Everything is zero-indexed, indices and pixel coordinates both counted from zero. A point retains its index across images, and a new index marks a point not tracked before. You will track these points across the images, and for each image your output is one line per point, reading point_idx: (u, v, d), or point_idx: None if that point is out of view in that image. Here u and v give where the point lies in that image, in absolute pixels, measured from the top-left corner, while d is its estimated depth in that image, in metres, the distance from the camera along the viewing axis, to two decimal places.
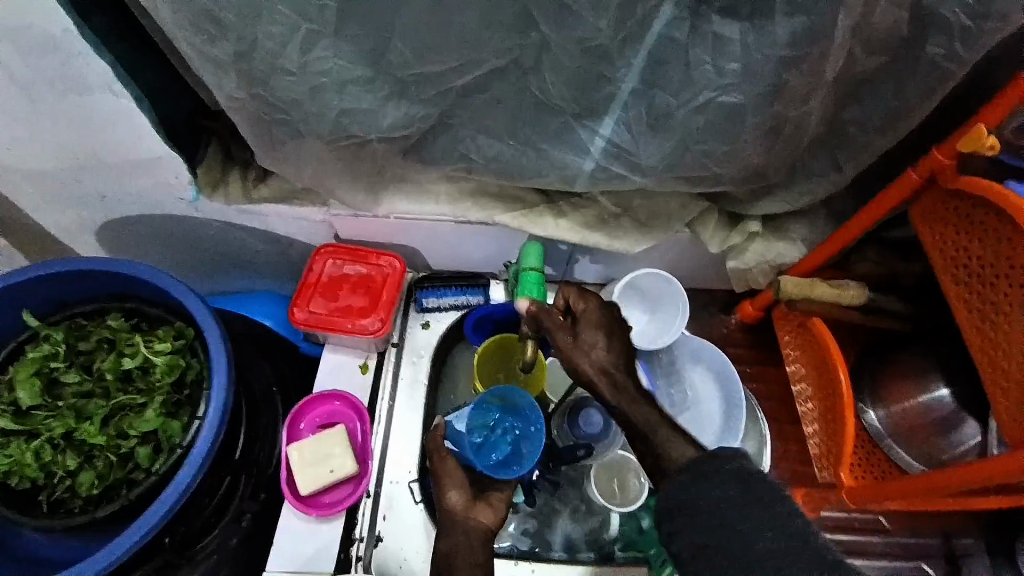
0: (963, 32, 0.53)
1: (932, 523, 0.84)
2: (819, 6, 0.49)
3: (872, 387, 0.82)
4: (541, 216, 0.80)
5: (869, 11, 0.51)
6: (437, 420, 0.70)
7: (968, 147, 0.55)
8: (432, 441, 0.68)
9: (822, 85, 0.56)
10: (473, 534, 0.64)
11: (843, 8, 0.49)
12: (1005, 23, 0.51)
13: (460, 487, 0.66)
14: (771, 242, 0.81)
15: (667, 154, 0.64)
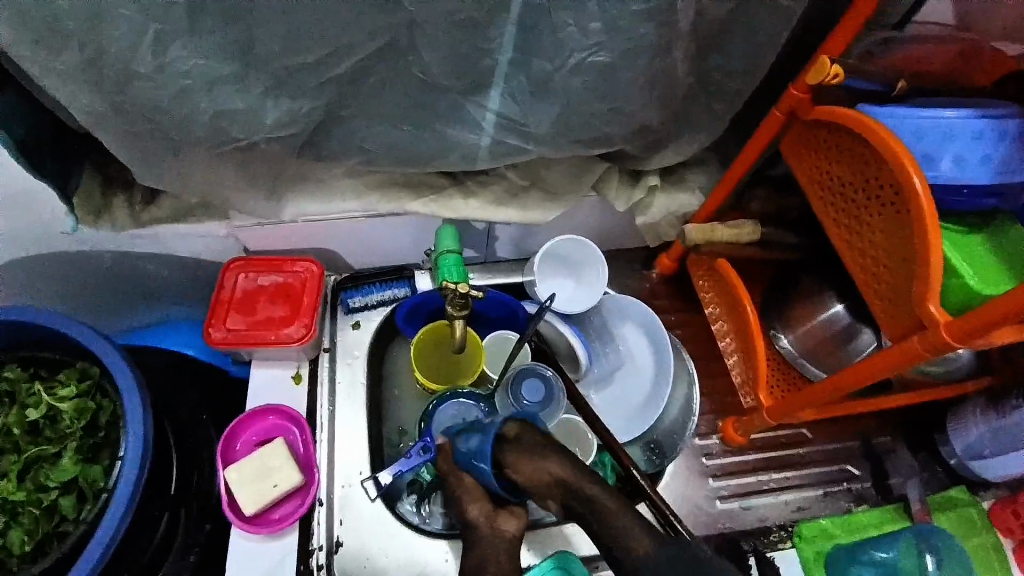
0: None
1: (851, 427, 0.92)
2: None
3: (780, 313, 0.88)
4: (450, 199, 0.80)
5: None
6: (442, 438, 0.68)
7: (815, 79, 0.60)
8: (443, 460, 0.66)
9: (684, 35, 0.59)
10: (497, 542, 0.60)
11: None
12: None
13: (478, 499, 0.62)
14: (673, 194, 0.87)
15: (556, 119, 0.66)
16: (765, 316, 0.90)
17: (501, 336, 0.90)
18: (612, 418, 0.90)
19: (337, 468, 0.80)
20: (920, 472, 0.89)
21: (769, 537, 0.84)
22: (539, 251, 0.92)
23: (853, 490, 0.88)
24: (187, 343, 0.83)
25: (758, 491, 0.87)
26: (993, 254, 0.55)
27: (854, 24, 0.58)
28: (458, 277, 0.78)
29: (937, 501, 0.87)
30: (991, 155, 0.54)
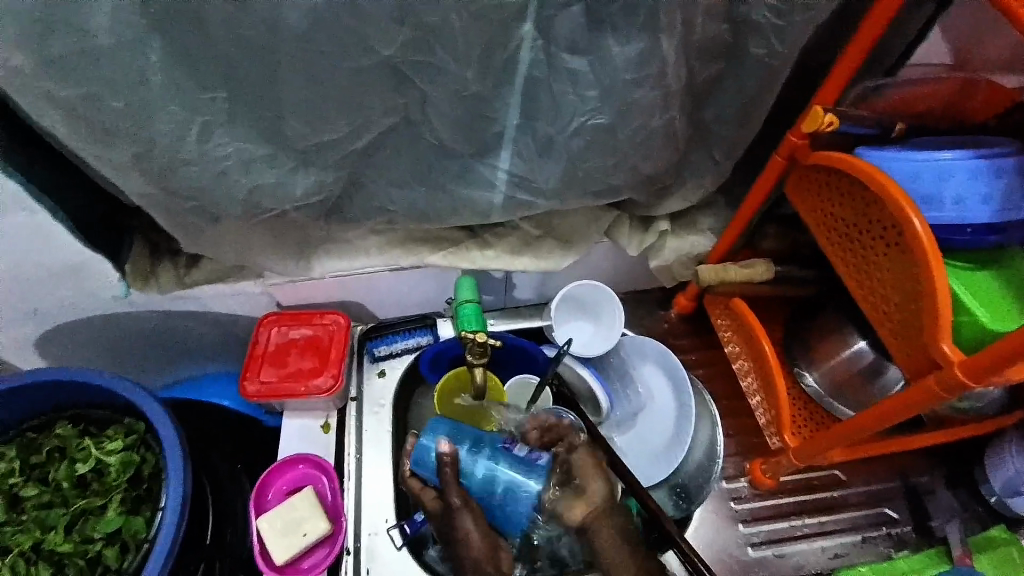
0: (775, 31, 0.61)
1: (885, 466, 0.89)
2: (640, 32, 0.56)
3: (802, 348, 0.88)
4: (467, 251, 0.85)
5: (690, 26, 0.58)
6: (447, 453, 0.72)
7: (810, 127, 0.63)
8: (449, 478, 0.71)
9: (677, 94, 0.63)
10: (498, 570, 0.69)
11: (666, 30, 0.57)
12: (806, 17, 0.60)
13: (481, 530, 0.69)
14: (684, 236, 0.89)
15: (562, 175, 0.70)
16: (786, 353, 0.89)
17: (523, 378, 0.92)
18: (634, 457, 0.90)
19: (364, 517, 0.81)
20: (963, 512, 0.85)
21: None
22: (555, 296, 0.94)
23: (892, 535, 0.85)
24: (222, 395, 0.87)
25: (791, 537, 0.84)
26: (1007, 288, 0.55)
27: (843, 76, 0.60)
28: (478, 325, 0.81)
29: (978, 542, 0.81)
30: (997, 192, 0.54)
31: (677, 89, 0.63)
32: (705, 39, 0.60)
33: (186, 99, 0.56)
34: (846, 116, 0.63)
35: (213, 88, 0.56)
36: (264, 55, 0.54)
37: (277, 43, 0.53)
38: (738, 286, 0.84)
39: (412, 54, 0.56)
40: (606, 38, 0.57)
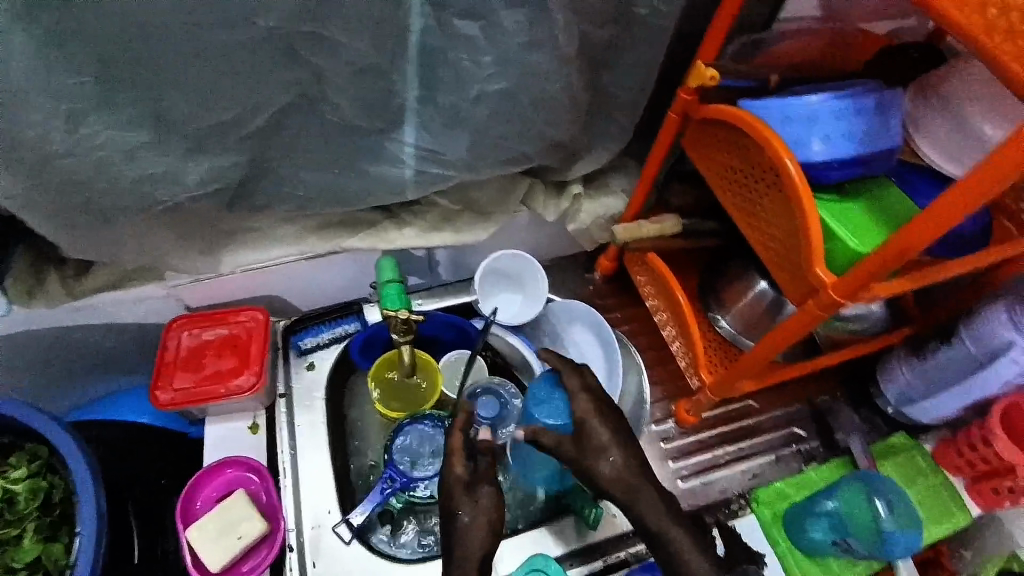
0: None
1: (794, 393, 0.99)
2: None
3: (715, 296, 0.94)
4: (386, 231, 0.84)
5: None
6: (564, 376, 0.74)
7: (695, 83, 0.66)
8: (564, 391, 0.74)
9: (573, 58, 0.65)
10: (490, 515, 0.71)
11: None
12: None
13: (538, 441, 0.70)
14: (597, 199, 0.93)
15: (469, 145, 0.70)
16: (701, 301, 0.95)
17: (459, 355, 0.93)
18: None
19: (305, 511, 0.80)
20: (863, 425, 0.96)
21: (730, 507, 0.87)
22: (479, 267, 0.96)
23: (802, 451, 0.94)
24: (143, 412, 0.82)
25: (715, 466, 0.91)
26: (873, 214, 0.60)
27: (720, 33, 0.64)
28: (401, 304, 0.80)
29: (881, 450, 0.91)
30: (858, 129, 0.60)
31: (573, 53, 0.64)
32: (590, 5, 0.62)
33: (50, 85, 0.51)
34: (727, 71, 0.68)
35: (78, 71, 0.51)
36: (137, 33, 0.51)
37: (145, 18, 0.50)
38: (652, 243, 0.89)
39: (297, 25, 0.54)
40: (495, 3, 0.57)
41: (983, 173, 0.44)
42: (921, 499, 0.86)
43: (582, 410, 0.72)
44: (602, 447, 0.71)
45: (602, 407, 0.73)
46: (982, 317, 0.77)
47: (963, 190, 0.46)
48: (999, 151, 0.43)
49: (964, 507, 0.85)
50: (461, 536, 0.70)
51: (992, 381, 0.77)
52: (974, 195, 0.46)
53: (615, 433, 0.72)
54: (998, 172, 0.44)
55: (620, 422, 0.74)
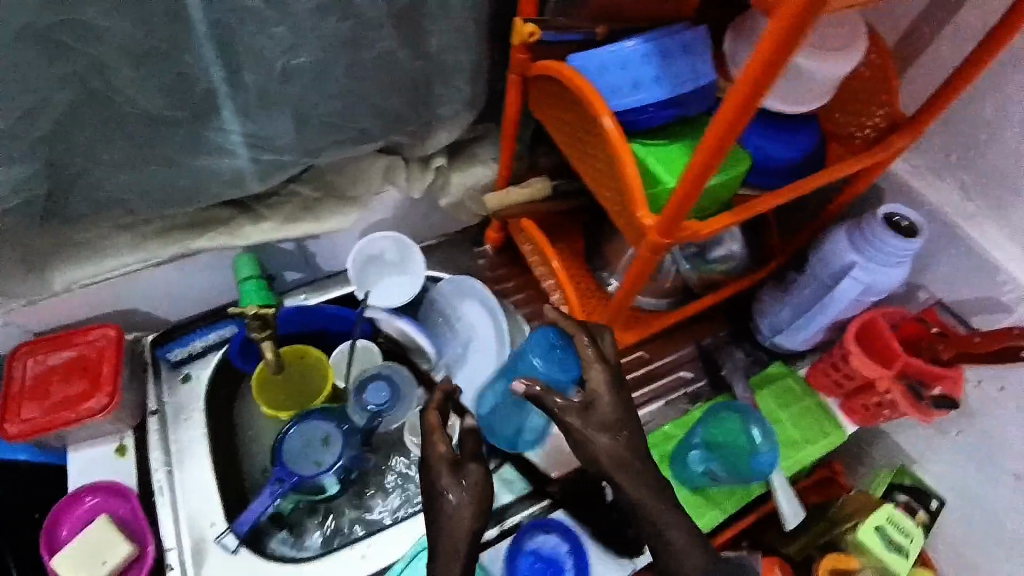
0: None
1: (684, 338, 1.03)
2: None
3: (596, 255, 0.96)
4: (239, 226, 0.80)
5: None
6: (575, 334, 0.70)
7: (518, 40, 0.65)
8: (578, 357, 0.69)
9: (385, 25, 0.63)
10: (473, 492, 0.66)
11: None
12: None
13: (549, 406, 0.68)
14: (466, 170, 0.92)
15: (294, 126, 0.67)
16: (585, 261, 0.97)
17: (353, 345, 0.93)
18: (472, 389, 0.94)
19: (187, 529, 0.77)
20: (750, 361, 1.00)
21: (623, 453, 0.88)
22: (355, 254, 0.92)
23: (690, 392, 0.98)
24: (19, 449, 0.77)
25: None
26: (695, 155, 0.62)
27: None
28: (262, 299, 0.77)
29: (760, 380, 0.96)
30: (667, 72, 0.60)
31: (382, 19, 0.62)
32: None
33: None
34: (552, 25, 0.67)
35: None
36: None
37: None
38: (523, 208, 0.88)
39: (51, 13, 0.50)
40: None
41: (744, 84, 0.46)
42: (799, 421, 0.91)
43: (593, 384, 0.68)
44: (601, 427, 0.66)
45: (612, 379, 0.68)
46: (829, 242, 0.80)
47: (731, 105, 0.48)
48: (752, 62, 0.45)
49: (837, 424, 0.91)
50: (444, 516, 0.66)
51: (839, 301, 0.81)
52: (739, 110, 0.47)
53: (625, 412, 0.68)
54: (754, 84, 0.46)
55: (630, 405, 0.68)
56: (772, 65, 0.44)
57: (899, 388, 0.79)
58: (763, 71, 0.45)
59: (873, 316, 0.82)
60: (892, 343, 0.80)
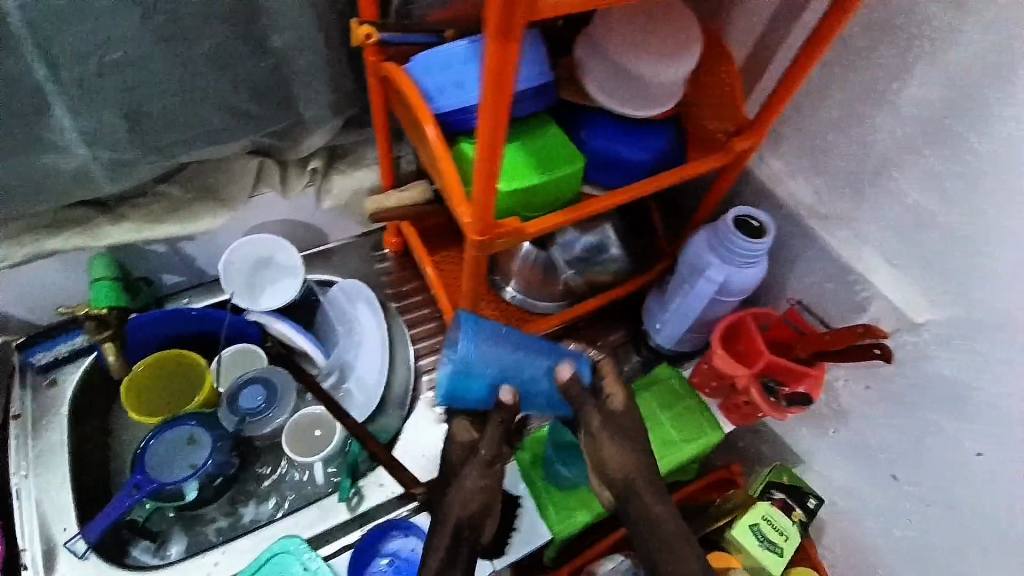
0: None
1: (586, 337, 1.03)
2: None
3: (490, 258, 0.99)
4: (99, 227, 0.80)
5: None
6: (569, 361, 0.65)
7: (355, 41, 0.65)
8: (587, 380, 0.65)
9: (211, 22, 0.65)
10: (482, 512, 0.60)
11: None
12: None
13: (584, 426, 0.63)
14: (349, 173, 0.92)
15: (124, 119, 0.68)
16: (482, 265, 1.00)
17: (235, 350, 0.92)
18: (357, 394, 0.92)
19: (37, 530, 0.76)
20: (642, 363, 1.01)
21: None
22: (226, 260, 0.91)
23: None
24: None
25: None
26: (525, 155, 0.65)
27: None
28: (106, 301, 0.80)
29: (643, 381, 0.96)
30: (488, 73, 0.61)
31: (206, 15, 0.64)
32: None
33: None
34: (389, 27, 0.66)
35: None
36: None
37: None
38: (407, 211, 0.86)
39: None
40: None
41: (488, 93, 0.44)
42: (677, 421, 0.91)
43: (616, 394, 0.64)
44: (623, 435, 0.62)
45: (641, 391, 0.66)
46: (690, 244, 0.82)
47: (485, 130, 0.47)
48: (484, 92, 0.44)
49: (717, 424, 0.91)
50: (450, 500, 0.60)
51: (697, 301, 0.82)
52: (495, 133, 0.47)
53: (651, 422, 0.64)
54: (494, 111, 0.45)
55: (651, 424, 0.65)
56: (503, 90, 0.44)
57: (756, 389, 0.80)
58: (498, 98, 0.44)
59: (738, 317, 0.84)
60: (758, 342, 0.81)
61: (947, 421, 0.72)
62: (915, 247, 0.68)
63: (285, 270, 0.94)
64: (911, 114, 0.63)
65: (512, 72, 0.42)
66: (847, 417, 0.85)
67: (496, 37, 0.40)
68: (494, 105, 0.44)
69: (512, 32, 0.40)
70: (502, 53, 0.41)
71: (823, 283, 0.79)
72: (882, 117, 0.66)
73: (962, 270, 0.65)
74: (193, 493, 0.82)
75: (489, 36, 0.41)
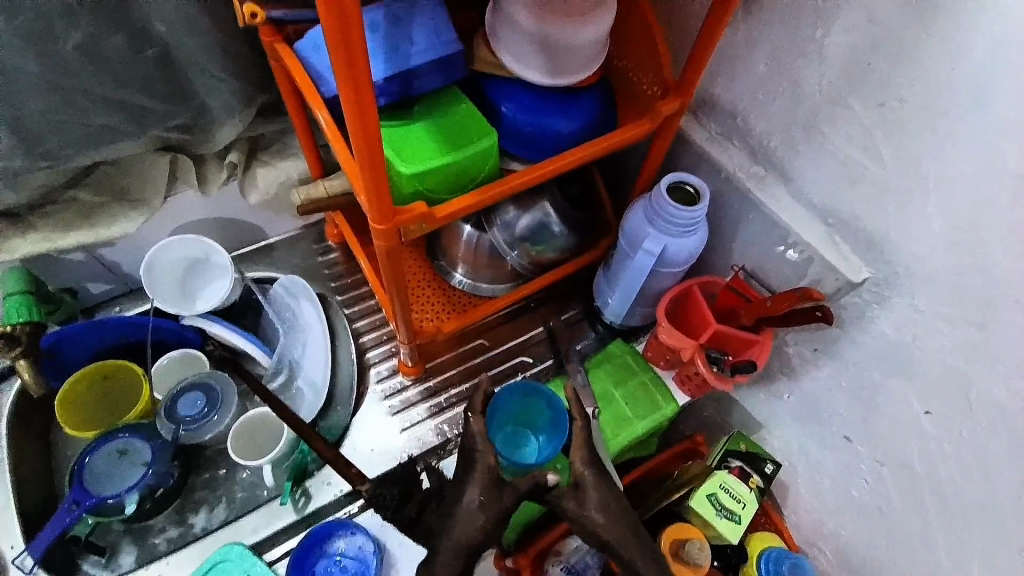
0: None
1: (538, 317, 1.01)
2: None
3: (433, 242, 0.95)
4: (6, 240, 0.76)
5: None
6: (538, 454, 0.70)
7: (240, 21, 0.58)
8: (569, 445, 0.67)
9: (79, 19, 0.59)
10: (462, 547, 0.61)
11: None
12: None
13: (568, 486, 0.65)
14: (275, 165, 0.88)
15: (7, 129, 0.64)
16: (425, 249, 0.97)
17: (170, 358, 0.88)
18: (300, 396, 0.88)
19: None
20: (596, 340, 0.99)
21: (445, 448, 0.89)
22: (148, 268, 0.85)
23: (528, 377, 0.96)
24: None
25: (436, 412, 0.92)
26: (432, 138, 0.62)
27: None
28: (22, 317, 0.76)
29: (595, 359, 0.92)
30: (378, 48, 0.60)
31: (69, 9, 0.58)
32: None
33: None
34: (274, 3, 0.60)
35: None
36: None
37: None
38: (342, 201, 0.80)
39: None
40: None
41: (347, 94, 0.42)
42: (630, 397, 0.88)
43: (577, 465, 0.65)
44: (599, 506, 0.63)
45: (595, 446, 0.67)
46: (630, 216, 0.79)
47: (352, 113, 0.44)
48: (337, 71, 0.41)
49: (670, 396, 0.88)
50: (436, 531, 0.62)
51: (638, 275, 0.80)
52: (366, 129, 0.45)
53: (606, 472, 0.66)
54: (354, 94, 0.42)
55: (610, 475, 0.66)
56: (360, 84, 0.41)
57: (702, 359, 0.78)
58: (353, 75, 0.40)
59: (687, 286, 0.81)
60: (705, 309, 0.78)
61: (889, 379, 0.70)
62: (851, 206, 0.66)
63: (216, 269, 0.91)
64: (836, 65, 0.60)
65: (359, 47, 0.39)
66: (799, 381, 0.83)
67: (326, 12, 0.36)
68: (352, 93, 0.42)
69: (341, 2, 0.36)
70: (338, 29, 0.37)
71: (766, 248, 0.77)
72: (806, 71, 0.63)
73: (893, 225, 0.62)
74: (134, 506, 0.79)
75: (319, 11, 0.37)
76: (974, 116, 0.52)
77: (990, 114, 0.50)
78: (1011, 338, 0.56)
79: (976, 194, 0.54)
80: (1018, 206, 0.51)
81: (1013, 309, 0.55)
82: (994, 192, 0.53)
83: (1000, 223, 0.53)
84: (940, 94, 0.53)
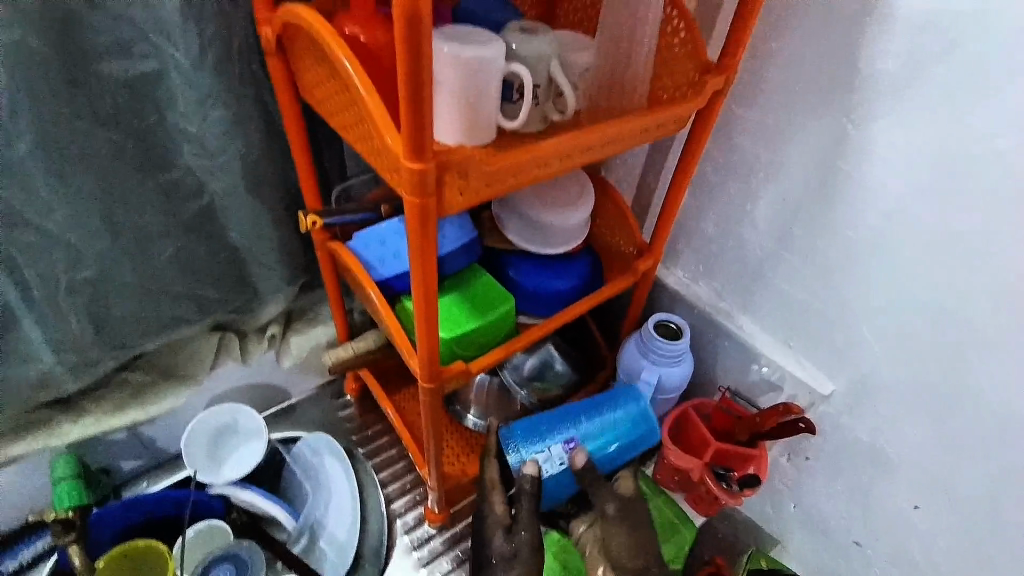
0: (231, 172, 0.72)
1: None
2: (81, 203, 0.65)
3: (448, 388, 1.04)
4: (59, 427, 0.81)
5: (140, 186, 0.68)
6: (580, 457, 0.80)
7: (304, 228, 0.73)
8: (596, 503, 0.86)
9: (170, 232, 0.74)
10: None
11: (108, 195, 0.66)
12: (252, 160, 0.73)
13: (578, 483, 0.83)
14: (306, 332, 0.99)
15: (93, 327, 0.74)
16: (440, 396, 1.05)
17: (200, 528, 0.87)
18: (329, 556, 0.90)
19: None
20: None
21: None
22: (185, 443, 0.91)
23: None
24: None
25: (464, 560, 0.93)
26: (462, 306, 0.75)
27: (309, 186, 0.74)
28: (72, 501, 0.79)
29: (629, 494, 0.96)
30: None
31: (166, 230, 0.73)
32: (172, 187, 0.71)
33: None
34: (330, 211, 0.76)
35: None
36: None
37: None
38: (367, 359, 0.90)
39: None
40: (47, 216, 0.64)
41: (418, 289, 0.56)
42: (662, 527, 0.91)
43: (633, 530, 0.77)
44: None
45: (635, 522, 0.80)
46: (624, 351, 0.92)
47: (419, 298, 0.56)
48: (413, 273, 0.54)
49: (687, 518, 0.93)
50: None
51: None
52: (428, 313, 0.58)
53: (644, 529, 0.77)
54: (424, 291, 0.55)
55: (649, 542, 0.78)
56: (429, 283, 0.55)
57: (710, 477, 0.85)
58: (425, 271, 0.54)
59: (682, 410, 0.91)
60: (705, 429, 0.88)
61: (878, 479, 0.78)
62: (807, 330, 0.80)
63: (243, 433, 0.95)
64: (769, 225, 0.78)
65: (432, 255, 0.52)
66: (800, 491, 0.90)
67: (413, 240, 0.50)
68: (423, 289, 0.55)
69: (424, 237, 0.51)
70: (419, 250, 0.51)
71: (744, 370, 0.89)
72: (748, 232, 0.81)
73: (842, 344, 0.76)
74: None
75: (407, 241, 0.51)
76: (881, 261, 0.68)
77: (892, 260, 0.67)
78: (964, 435, 0.67)
79: (899, 321, 0.69)
80: (934, 330, 0.66)
81: (956, 408, 0.67)
82: (911, 317, 0.68)
83: (921, 339, 0.67)
84: (851, 247, 0.70)
